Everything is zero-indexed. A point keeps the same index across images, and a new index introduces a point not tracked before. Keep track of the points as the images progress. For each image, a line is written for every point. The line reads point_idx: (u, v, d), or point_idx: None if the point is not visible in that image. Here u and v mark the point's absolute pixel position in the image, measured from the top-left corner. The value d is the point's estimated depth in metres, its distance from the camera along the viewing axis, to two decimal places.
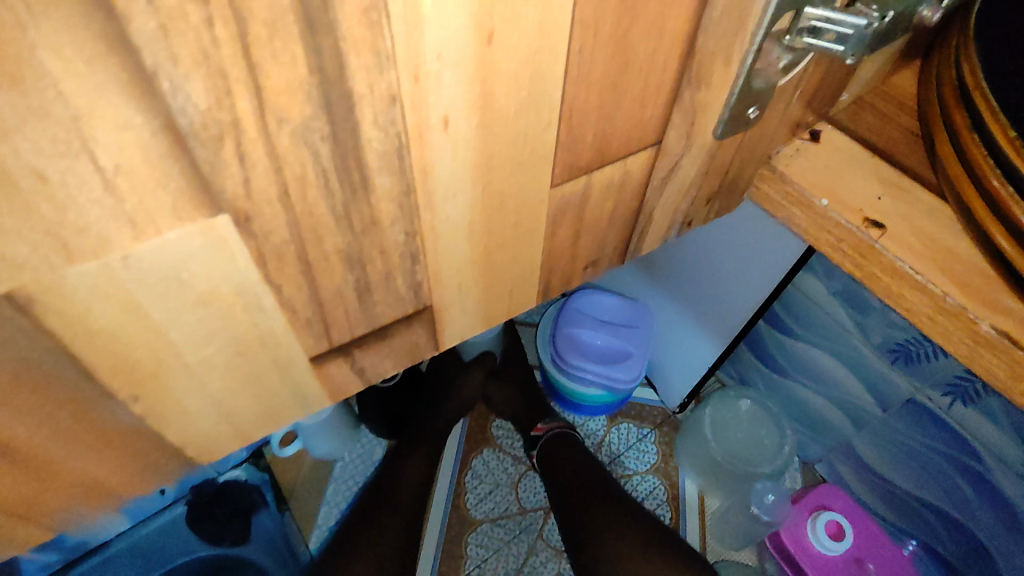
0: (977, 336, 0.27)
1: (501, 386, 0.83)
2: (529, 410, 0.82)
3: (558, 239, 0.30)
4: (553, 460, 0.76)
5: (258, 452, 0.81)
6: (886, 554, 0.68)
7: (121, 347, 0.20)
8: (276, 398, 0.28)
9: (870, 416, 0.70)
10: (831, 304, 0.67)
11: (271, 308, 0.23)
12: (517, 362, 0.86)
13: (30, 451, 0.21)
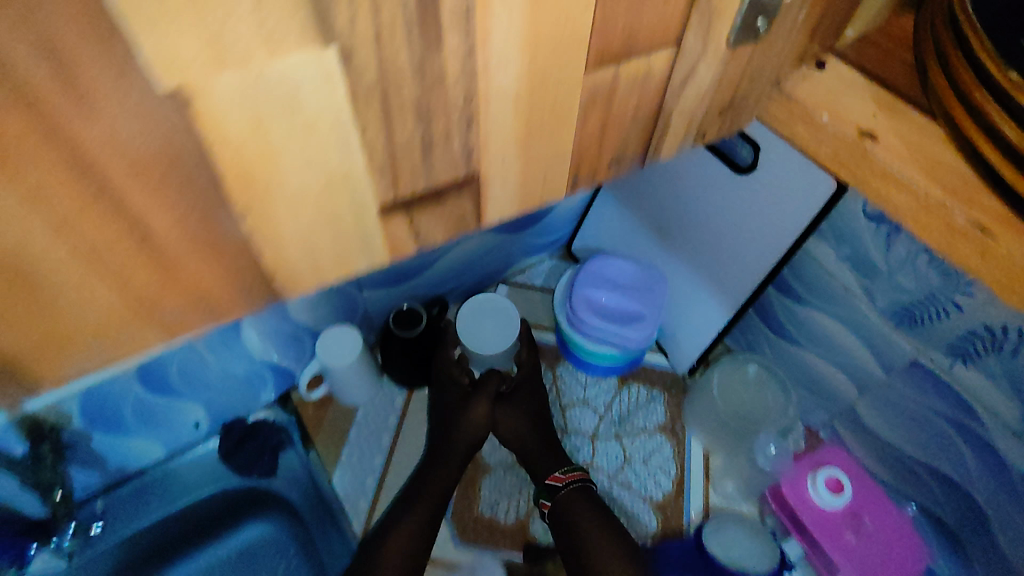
0: (956, 229, 0.29)
1: (512, 413, 0.82)
2: (540, 447, 0.81)
3: (586, 130, 0.31)
4: (570, 518, 0.74)
5: (285, 397, 0.87)
6: (882, 509, 0.72)
7: (239, 169, 0.21)
8: (348, 251, 0.28)
9: (873, 377, 0.73)
10: (840, 269, 0.70)
11: (359, 154, 0.24)
12: (526, 391, 0.85)
13: (164, 263, 0.22)
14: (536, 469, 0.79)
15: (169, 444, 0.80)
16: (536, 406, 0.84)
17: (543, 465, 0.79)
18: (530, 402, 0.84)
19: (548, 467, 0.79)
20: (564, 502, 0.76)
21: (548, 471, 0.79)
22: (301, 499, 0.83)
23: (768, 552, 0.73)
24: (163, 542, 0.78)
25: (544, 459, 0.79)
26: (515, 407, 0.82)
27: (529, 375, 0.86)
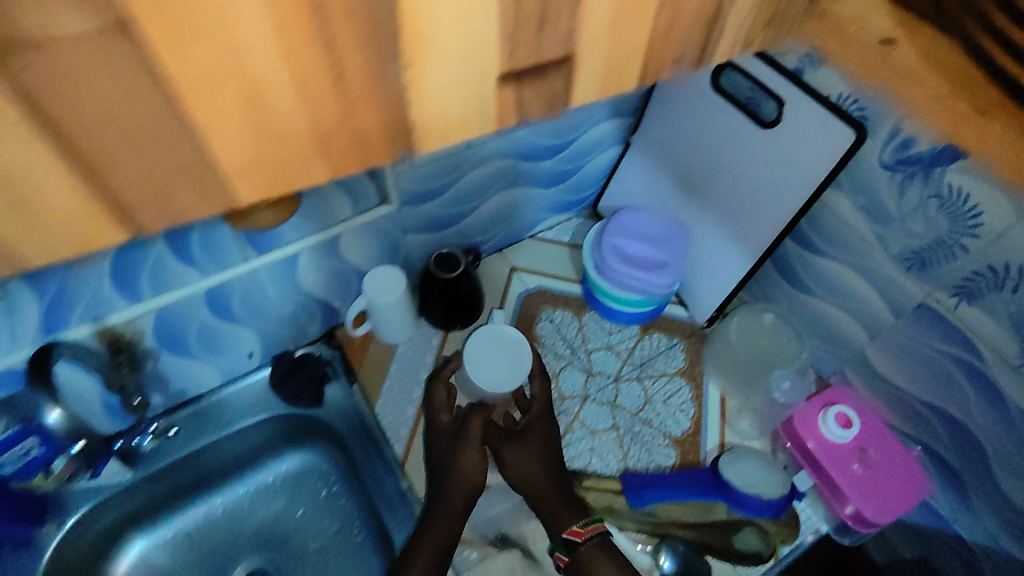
0: (956, 112, 0.34)
1: (520, 454, 0.80)
2: (554, 492, 0.77)
3: (661, 20, 0.31)
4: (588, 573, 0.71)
5: (332, 334, 0.94)
6: (889, 444, 0.77)
7: (403, 14, 0.24)
8: (469, 121, 0.30)
9: (884, 322, 0.78)
10: (855, 217, 0.75)
11: (496, 18, 0.26)
12: (540, 429, 0.83)
13: (328, 96, 0.25)
14: (554, 516, 0.76)
15: (227, 372, 0.88)
16: (551, 447, 0.82)
17: (559, 519, 0.76)
18: (544, 442, 0.82)
19: (565, 519, 0.75)
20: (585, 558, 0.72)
21: (566, 523, 0.75)
22: (346, 427, 0.89)
23: (778, 481, 0.78)
24: (218, 463, 0.89)
25: (558, 512, 0.76)
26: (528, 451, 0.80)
27: (543, 413, 0.84)
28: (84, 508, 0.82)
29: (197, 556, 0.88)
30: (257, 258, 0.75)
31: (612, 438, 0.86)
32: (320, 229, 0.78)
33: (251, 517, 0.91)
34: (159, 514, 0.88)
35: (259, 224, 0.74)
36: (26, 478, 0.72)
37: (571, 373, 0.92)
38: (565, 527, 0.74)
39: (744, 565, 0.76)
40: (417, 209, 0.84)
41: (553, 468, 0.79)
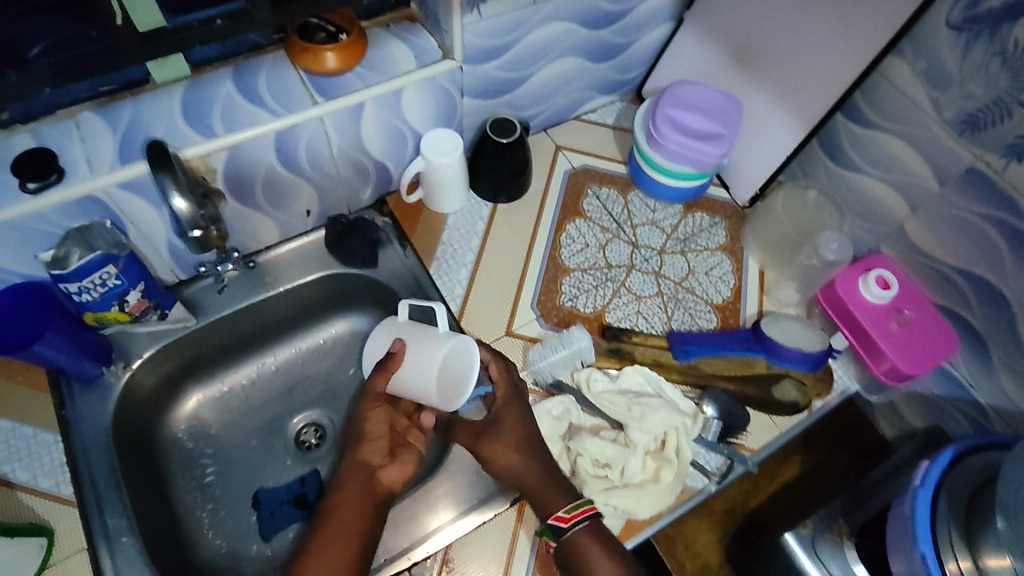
0: None
1: (501, 449, 0.72)
2: (539, 476, 0.70)
3: None
4: (577, 558, 0.66)
5: (382, 201, 0.96)
6: (923, 306, 0.82)
7: None
8: None
9: (927, 192, 0.81)
10: (913, 84, 0.77)
11: None
12: (510, 414, 0.74)
13: None
14: (540, 502, 0.69)
15: (282, 229, 0.90)
16: (524, 431, 0.73)
17: (547, 503, 0.69)
18: (516, 427, 0.73)
19: (553, 504, 0.69)
20: (571, 544, 0.67)
21: (554, 508, 0.69)
22: (402, 287, 0.90)
23: (816, 339, 0.85)
24: (272, 320, 0.92)
25: (549, 500, 0.69)
26: (507, 443, 0.72)
27: (507, 399, 0.75)
28: (151, 351, 0.83)
29: (252, 405, 0.93)
30: (325, 103, 0.76)
31: (657, 303, 0.90)
32: (385, 79, 0.78)
33: (303, 374, 0.95)
34: (216, 364, 0.91)
35: (322, 68, 0.76)
36: (102, 308, 0.74)
37: (617, 245, 0.95)
38: (551, 513, 0.68)
39: (780, 415, 0.83)
40: (477, 69, 0.84)
41: (527, 453, 0.72)
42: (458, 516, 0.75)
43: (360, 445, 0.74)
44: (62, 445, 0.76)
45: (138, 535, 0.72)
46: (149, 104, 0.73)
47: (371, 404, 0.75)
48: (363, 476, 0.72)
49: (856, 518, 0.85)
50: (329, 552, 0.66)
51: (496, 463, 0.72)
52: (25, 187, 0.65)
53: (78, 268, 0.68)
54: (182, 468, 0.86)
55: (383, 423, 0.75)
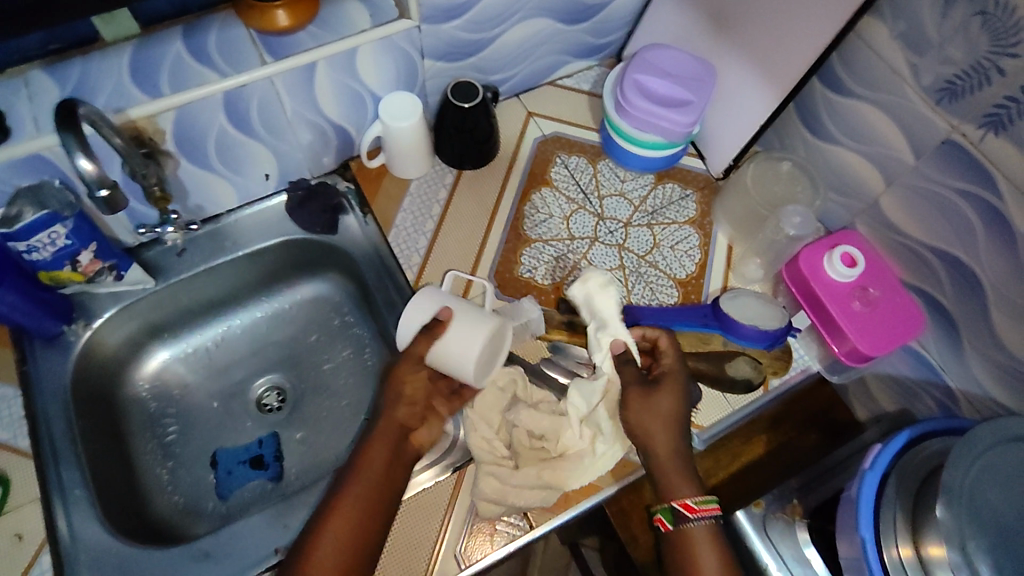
0: None
1: (654, 416, 0.71)
2: (679, 459, 0.70)
3: None
4: (688, 549, 0.65)
5: (345, 166, 0.95)
6: (889, 285, 0.80)
7: None
8: None
9: (903, 165, 0.77)
10: (891, 47, 0.72)
11: None
12: (674, 387, 0.73)
13: None
14: (668, 485, 0.68)
15: (242, 193, 0.89)
16: (679, 410, 0.72)
17: (672, 482, 0.69)
18: (675, 403, 0.72)
19: (680, 492, 0.68)
20: (687, 534, 0.66)
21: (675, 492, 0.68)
22: (360, 256, 0.90)
23: (774, 317, 0.82)
24: (236, 284, 0.93)
25: (673, 478, 0.69)
26: (662, 412, 0.71)
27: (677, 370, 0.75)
28: (112, 311, 0.84)
29: (215, 367, 0.94)
30: (273, 63, 0.74)
31: (618, 277, 0.88)
32: (336, 39, 0.77)
33: (267, 338, 0.96)
34: (180, 325, 0.92)
35: (274, 28, 0.75)
36: (54, 268, 0.74)
37: (582, 215, 0.93)
38: (680, 498, 0.67)
39: (734, 394, 0.82)
40: (436, 29, 0.82)
41: (677, 431, 0.71)
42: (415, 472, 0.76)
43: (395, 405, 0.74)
44: (23, 399, 0.78)
45: (91, 489, 0.75)
46: (98, 65, 0.73)
47: (408, 367, 0.74)
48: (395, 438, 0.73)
49: (810, 497, 0.81)
50: (358, 510, 0.67)
51: (643, 428, 0.71)
52: None
53: (25, 226, 0.68)
54: (143, 427, 0.88)
55: (419, 389, 0.74)
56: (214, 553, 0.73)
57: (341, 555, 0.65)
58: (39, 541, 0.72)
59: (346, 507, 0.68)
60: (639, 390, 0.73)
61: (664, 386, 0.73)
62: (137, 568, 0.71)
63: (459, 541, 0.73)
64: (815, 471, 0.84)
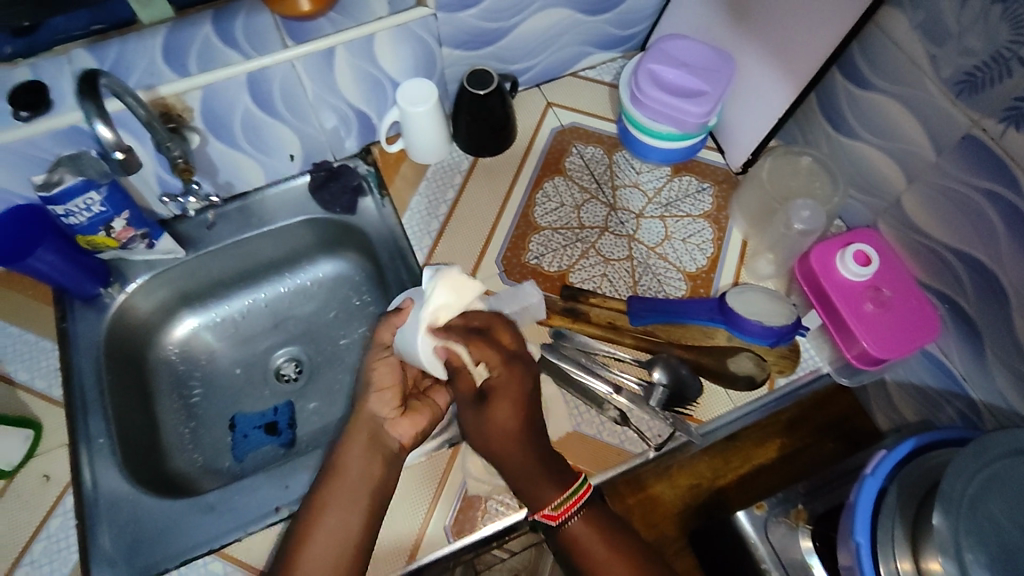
0: None
1: (487, 429, 0.70)
2: (529, 467, 0.70)
3: None
4: (577, 547, 0.69)
5: (367, 150, 0.98)
6: (904, 286, 0.76)
7: None
8: None
9: (925, 162, 0.73)
10: (910, 39, 0.70)
11: None
12: (507, 398, 0.69)
13: None
14: (530, 492, 0.70)
15: (269, 172, 0.94)
16: (521, 416, 0.70)
17: (535, 492, 0.70)
18: (512, 412, 0.69)
19: (543, 498, 0.69)
20: (570, 533, 0.69)
21: (540, 500, 0.69)
22: (376, 236, 0.93)
23: (783, 313, 0.80)
24: (261, 258, 0.98)
25: (540, 490, 0.69)
26: (494, 427, 0.70)
27: (508, 381, 0.70)
28: (145, 276, 0.90)
29: (241, 336, 0.99)
30: (294, 47, 0.78)
31: (625, 267, 0.88)
32: (355, 26, 0.80)
33: (289, 311, 1.01)
34: (209, 294, 0.98)
35: (297, 12, 0.79)
36: (90, 232, 0.80)
37: (594, 205, 0.93)
38: (538, 509, 0.69)
39: (737, 392, 0.81)
40: (453, 18, 0.84)
41: (518, 443, 0.70)
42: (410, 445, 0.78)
43: (370, 397, 0.74)
44: (59, 353, 0.85)
45: (114, 439, 0.80)
46: (133, 45, 0.78)
47: (380, 350, 0.75)
48: (372, 428, 0.73)
49: (817, 503, 0.74)
50: (350, 499, 0.68)
51: (483, 437, 0.71)
52: (18, 115, 0.73)
53: (63, 191, 0.74)
54: (171, 388, 0.94)
55: (392, 376, 0.74)
56: (218, 507, 0.76)
57: (338, 550, 0.66)
58: (64, 482, 0.78)
59: (337, 502, 0.68)
60: (471, 407, 0.71)
61: (492, 402, 0.70)
62: (149, 514, 0.76)
63: (449, 517, 0.75)
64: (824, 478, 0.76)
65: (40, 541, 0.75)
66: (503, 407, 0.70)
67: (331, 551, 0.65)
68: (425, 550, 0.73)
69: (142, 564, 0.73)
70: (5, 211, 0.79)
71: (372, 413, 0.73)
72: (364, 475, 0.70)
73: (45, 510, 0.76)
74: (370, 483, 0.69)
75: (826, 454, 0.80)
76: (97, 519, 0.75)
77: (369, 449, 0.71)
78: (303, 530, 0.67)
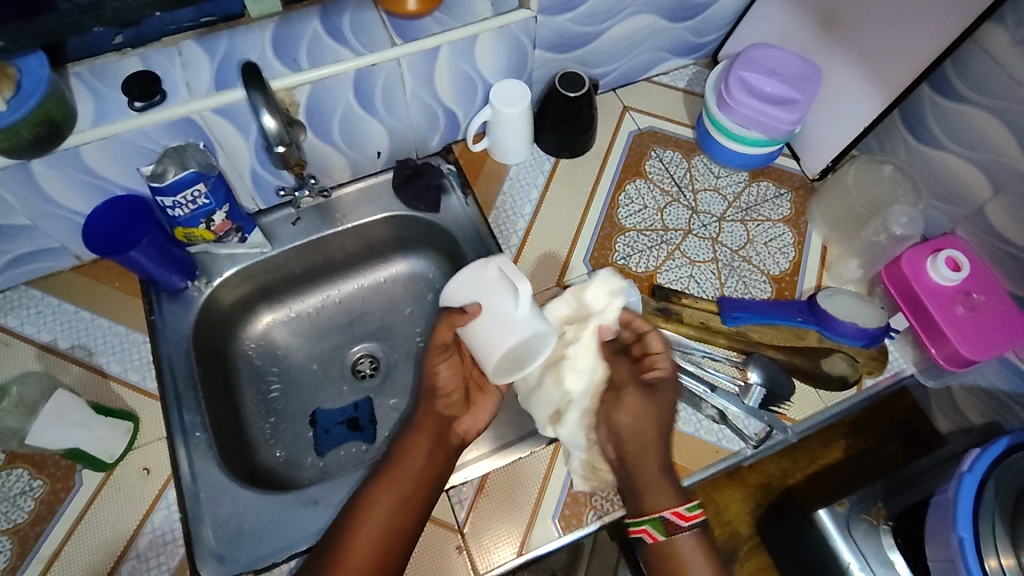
0: None
1: (635, 417, 0.72)
2: (657, 471, 0.71)
3: None
4: (672, 559, 0.68)
5: (448, 149, 0.99)
6: (995, 290, 0.80)
7: None
8: None
9: (1017, 173, 0.75)
10: (1011, 53, 0.72)
11: None
12: (667, 394, 0.73)
13: None
14: (654, 492, 0.70)
15: (353, 168, 0.94)
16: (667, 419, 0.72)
17: (659, 495, 0.70)
18: (665, 411, 0.72)
19: (669, 500, 0.69)
20: (674, 543, 0.69)
21: (658, 505, 0.69)
22: (460, 234, 0.93)
23: (874, 316, 0.84)
24: (338, 256, 0.97)
25: (663, 494, 0.70)
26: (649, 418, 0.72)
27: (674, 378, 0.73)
28: (230, 271, 0.90)
29: (316, 331, 0.99)
30: (403, 45, 0.79)
31: (711, 269, 0.90)
32: (460, 25, 0.81)
33: (363, 308, 1.00)
34: (287, 289, 0.98)
35: (403, 11, 0.80)
36: (191, 225, 0.81)
37: (676, 208, 0.95)
38: (669, 507, 0.69)
39: (826, 390, 0.83)
40: (552, 21, 0.85)
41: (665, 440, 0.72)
42: (476, 457, 0.79)
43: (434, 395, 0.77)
44: (150, 345, 0.84)
45: (210, 432, 0.80)
46: (243, 38, 0.79)
47: (438, 356, 0.76)
48: (438, 426, 0.76)
49: (896, 501, 0.76)
50: (404, 490, 0.71)
51: (624, 427, 0.72)
52: (133, 105, 0.72)
53: (173, 182, 0.74)
54: (251, 381, 0.94)
55: (455, 379, 0.77)
56: (322, 500, 0.77)
57: (383, 538, 0.68)
58: (165, 476, 0.77)
59: (393, 491, 0.71)
60: (634, 397, 0.73)
61: (657, 395, 0.72)
62: (249, 508, 0.76)
63: (556, 514, 0.76)
64: (901, 477, 0.77)
65: (144, 535, 0.74)
66: (658, 402, 0.72)
67: (373, 540, 0.68)
68: (536, 542, 0.75)
69: (246, 558, 0.73)
70: (105, 201, 0.79)
71: (437, 409, 0.77)
72: (419, 471, 0.73)
73: (147, 505, 0.76)
74: (429, 481, 0.72)
75: (892, 455, 0.81)
76: (198, 513, 0.75)
77: (431, 444, 0.74)
78: (356, 514, 0.71)
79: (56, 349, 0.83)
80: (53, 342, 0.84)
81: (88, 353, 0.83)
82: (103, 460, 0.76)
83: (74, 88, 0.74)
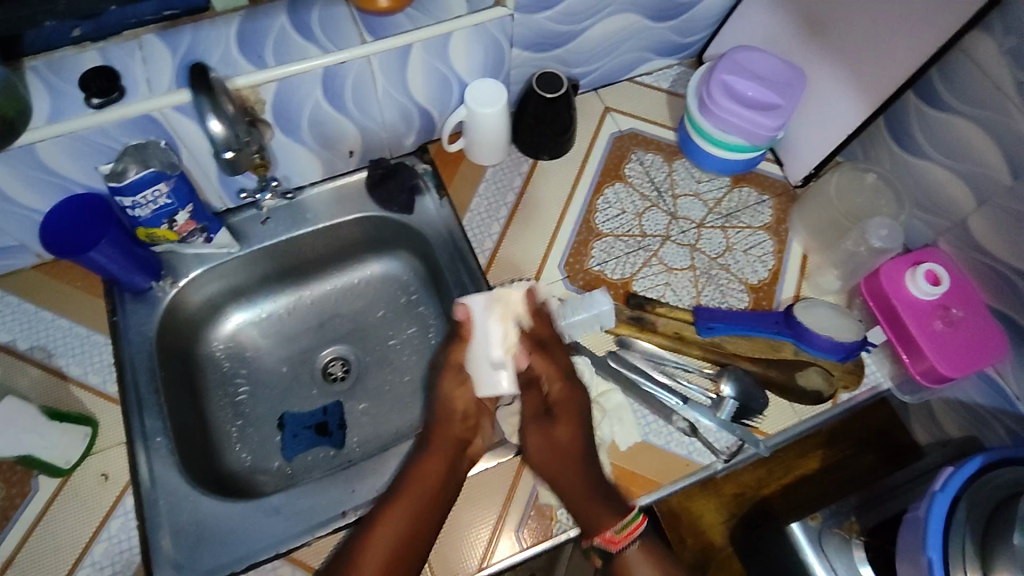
0: None
1: (543, 445, 0.75)
2: (579, 486, 0.72)
3: None
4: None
5: (423, 149, 0.97)
6: (973, 305, 0.79)
7: None
8: None
9: (1000, 186, 0.73)
10: (997, 63, 0.70)
11: None
12: (568, 414, 0.76)
13: None
14: (586, 516, 0.70)
15: (325, 167, 0.92)
16: (579, 439, 0.76)
17: (594, 519, 0.70)
18: (571, 431, 0.76)
19: (601, 522, 0.69)
20: (624, 562, 0.69)
21: (602, 524, 0.69)
22: (433, 236, 0.91)
23: (852, 329, 0.82)
24: (310, 255, 0.95)
25: (596, 517, 0.70)
26: (553, 442, 0.75)
27: (572, 396, 0.77)
28: (197, 271, 0.88)
29: (286, 333, 0.97)
30: (373, 43, 0.76)
31: (688, 277, 0.88)
32: (433, 23, 0.78)
33: (335, 310, 0.98)
34: (258, 290, 0.96)
35: (375, 8, 0.76)
36: (153, 225, 0.79)
37: (655, 212, 0.93)
38: (603, 530, 0.69)
39: (800, 404, 0.81)
40: (529, 19, 0.83)
41: (581, 455, 0.75)
42: None
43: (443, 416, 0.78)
44: (111, 348, 0.82)
45: (171, 437, 0.78)
46: (207, 32, 0.76)
47: (455, 380, 0.79)
48: (453, 451, 0.76)
49: (870, 515, 0.74)
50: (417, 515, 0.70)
51: (539, 454, 0.75)
52: (89, 102, 0.70)
53: (131, 182, 0.72)
54: (218, 384, 0.92)
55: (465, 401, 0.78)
56: (283, 510, 0.75)
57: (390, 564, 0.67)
58: (123, 482, 0.76)
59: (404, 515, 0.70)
60: (539, 423, 0.76)
61: (557, 421, 0.76)
62: (209, 515, 0.74)
63: (521, 526, 0.74)
64: (876, 490, 0.76)
65: (100, 543, 0.73)
66: (564, 426, 0.76)
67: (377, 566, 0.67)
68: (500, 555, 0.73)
69: (204, 567, 0.72)
70: (65, 199, 0.76)
71: (449, 431, 0.77)
72: (423, 494, 0.72)
73: (104, 512, 0.74)
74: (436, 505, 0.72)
75: (866, 467, 0.79)
76: (156, 518, 0.73)
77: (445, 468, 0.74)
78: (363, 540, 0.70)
79: (15, 351, 0.81)
80: (12, 343, 0.82)
81: (48, 354, 0.82)
82: (59, 466, 0.74)
83: (29, 83, 0.72)
